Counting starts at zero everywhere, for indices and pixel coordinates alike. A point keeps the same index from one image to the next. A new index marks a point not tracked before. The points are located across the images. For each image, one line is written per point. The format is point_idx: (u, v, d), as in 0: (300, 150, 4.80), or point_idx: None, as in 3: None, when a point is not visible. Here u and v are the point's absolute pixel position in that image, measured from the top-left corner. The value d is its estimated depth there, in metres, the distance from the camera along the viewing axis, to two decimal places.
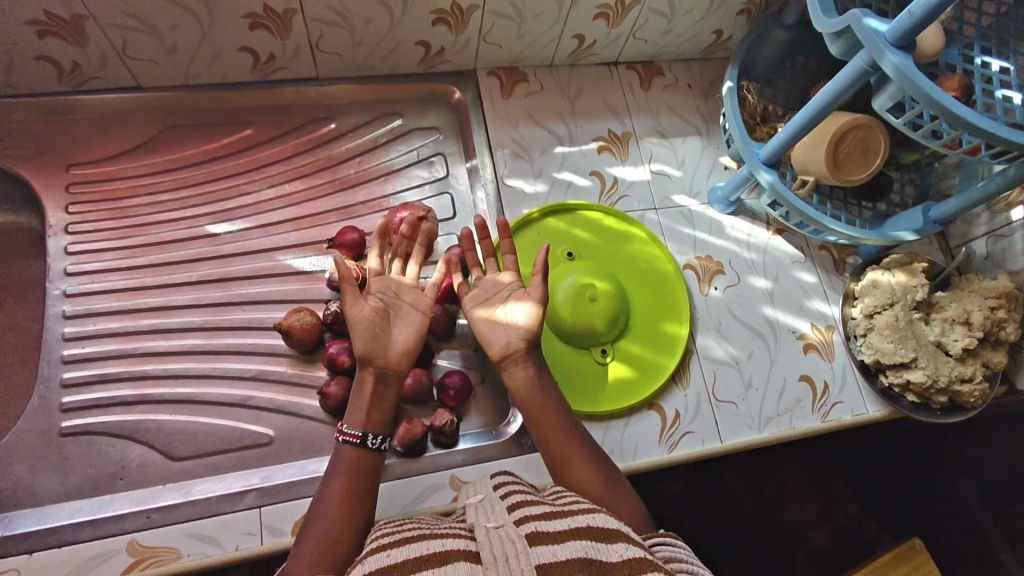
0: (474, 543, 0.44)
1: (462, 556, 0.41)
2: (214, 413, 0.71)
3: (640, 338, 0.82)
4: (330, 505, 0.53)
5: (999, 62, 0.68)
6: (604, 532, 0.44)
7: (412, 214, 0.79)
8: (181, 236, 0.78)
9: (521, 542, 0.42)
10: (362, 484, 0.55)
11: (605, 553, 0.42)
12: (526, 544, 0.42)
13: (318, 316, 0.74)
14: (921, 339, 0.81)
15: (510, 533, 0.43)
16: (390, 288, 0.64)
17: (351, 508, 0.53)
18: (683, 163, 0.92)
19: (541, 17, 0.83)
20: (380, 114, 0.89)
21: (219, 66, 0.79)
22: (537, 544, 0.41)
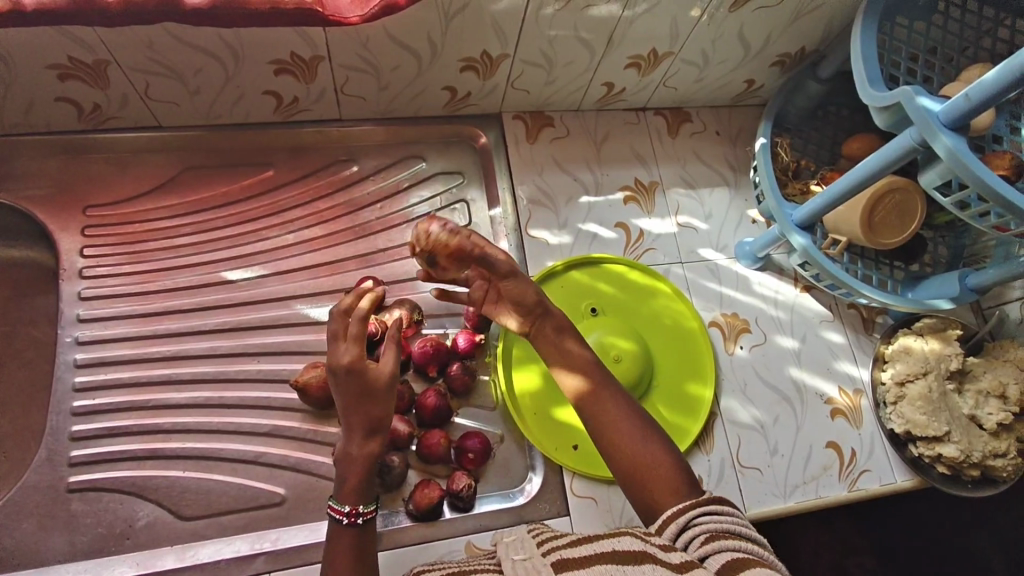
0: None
1: None
2: (225, 470, 0.69)
3: (663, 399, 0.80)
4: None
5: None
6: (629, 556, 0.46)
7: None
8: (197, 282, 0.77)
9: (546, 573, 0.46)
10: (364, 555, 0.54)
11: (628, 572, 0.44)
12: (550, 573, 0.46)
13: None
14: (955, 412, 0.78)
15: (536, 565, 0.47)
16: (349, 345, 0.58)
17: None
18: (709, 216, 0.91)
19: (571, 66, 0.81)
20: (403, 157, 0.87)
21: (242, 107, 0.77)
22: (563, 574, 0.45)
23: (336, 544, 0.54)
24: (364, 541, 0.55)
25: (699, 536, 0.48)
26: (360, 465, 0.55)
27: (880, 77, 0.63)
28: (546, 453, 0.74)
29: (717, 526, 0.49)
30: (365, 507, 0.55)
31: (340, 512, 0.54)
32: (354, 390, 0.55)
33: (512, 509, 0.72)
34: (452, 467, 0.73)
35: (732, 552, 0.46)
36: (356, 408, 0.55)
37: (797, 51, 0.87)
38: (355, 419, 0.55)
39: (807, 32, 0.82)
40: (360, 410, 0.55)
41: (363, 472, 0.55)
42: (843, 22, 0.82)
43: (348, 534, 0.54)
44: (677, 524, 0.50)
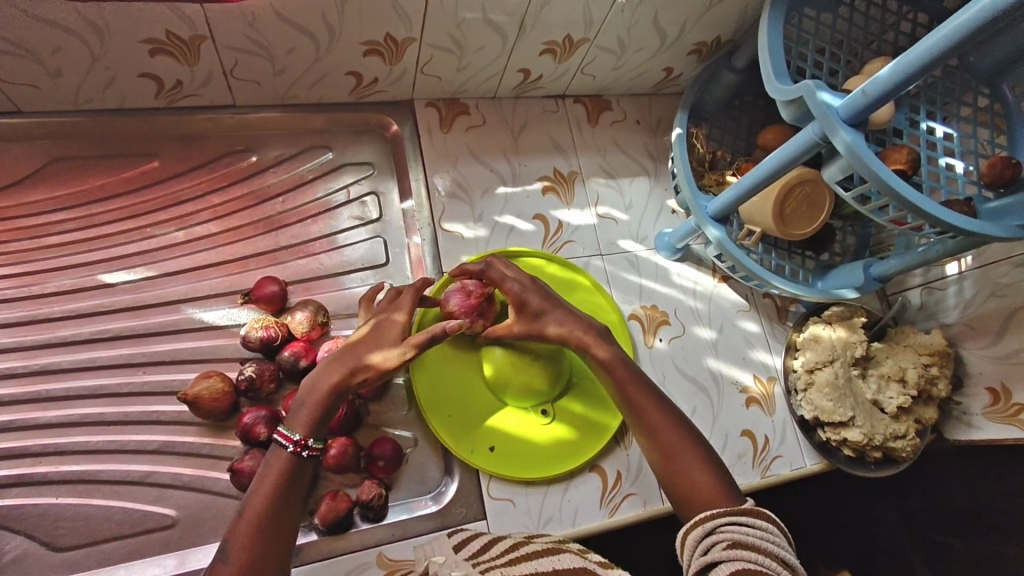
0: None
1: None
2: (107, 494, 0.63)
3: (581, 395, 0.78)
4: (261, 504, 0.55)
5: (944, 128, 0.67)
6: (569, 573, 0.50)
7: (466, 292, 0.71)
8: (72, 287, 0.69)
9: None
10: (292, 493, 0.57)
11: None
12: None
13: (230, 381, 0.67)
14: (859, 397, 0.81)
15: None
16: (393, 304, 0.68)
17: (280, 510, 0.56)
18: (630, 207, 0.90)
19: (483, 51, 0.77)
20: (308, 147, 0.81)
21: (116, 91, 0.69)
22: None
23: (272, 465, 0.58)
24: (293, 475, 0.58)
25: (721, 541, 0.53)
26: (327, 406, 0.60)
27: (784, 70, 0.62)
28: (461, 456, 0.71)
29: (744, 536, 0.52)
30: (313, 443, 0.59)
31: (287, 438, 0.58)
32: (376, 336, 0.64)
33: (429, 516, 0.70)
34: (363, 476, 0.70)
35: (741, 561, 0.49)
36: (366, 351, 0.63)
37: (713, 40, 0.86)
38: (354, 360, 0.63)
39: (721, 21, 0.82)
40: (362, 356, 0.63)
41: (321, 412, 0.60)
42: (756, 12, 0.81)
43: (284, 462, 0.58)
44: (704, 527, 0.55)
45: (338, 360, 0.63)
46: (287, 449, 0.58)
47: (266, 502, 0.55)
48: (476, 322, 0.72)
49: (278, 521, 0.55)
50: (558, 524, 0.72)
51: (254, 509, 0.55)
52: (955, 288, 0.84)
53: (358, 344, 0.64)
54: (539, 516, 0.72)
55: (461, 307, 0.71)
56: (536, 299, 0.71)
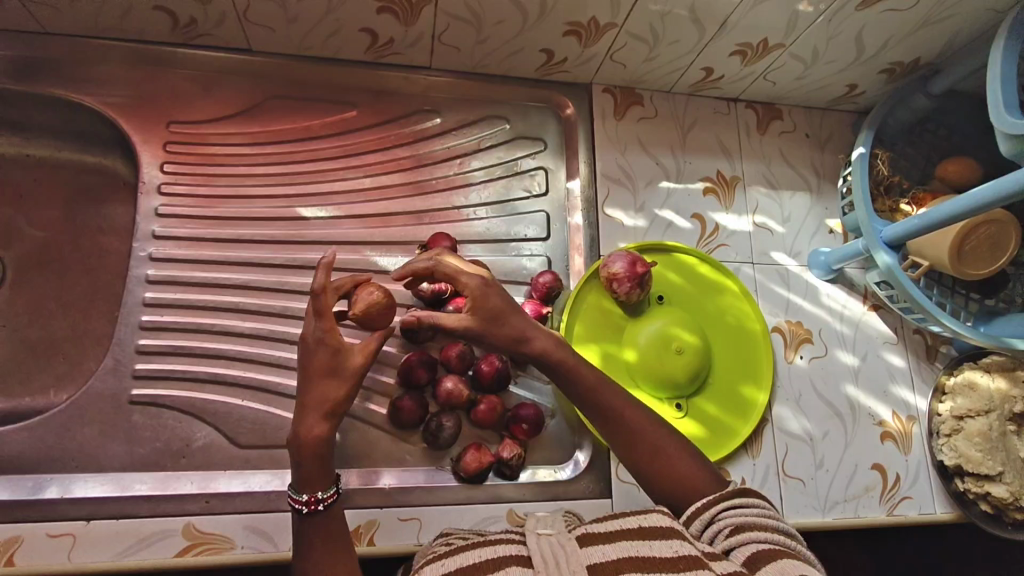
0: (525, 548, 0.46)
1: (514, 560, 0.44)
2: (282, 404, 0.69)
3: (717, 398, 0.78)
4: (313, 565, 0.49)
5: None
6: (655, 532, 0.48)
7: (554, 279, 0.77)
8: (269, 215, 0.76)
9: (571, 547, 0.46)
10: (338, 533, 0.52)
11: (655, 550, 0.46)
12: (576, 548, 0.46)
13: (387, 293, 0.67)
14: (1012, 454, 0.77)
15: (560, 539, 0.47)
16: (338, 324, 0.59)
17: (332, 554, 0.50)
18: (787, 220, 0.89)
19: (675, 45, 0.78)
20: (487, 116, 0.85)
21: (337, 42, 0.75)
22: (589, 545, 0.46)
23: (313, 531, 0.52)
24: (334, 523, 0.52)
25: (723, 529, 0.50)
26: (314, 450, 0.54)
27: (1016, 103, 0.59)
28: (595, 432, 0.73)
29: (743, 519, 0.50)
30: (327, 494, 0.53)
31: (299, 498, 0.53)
32: (319, 365, 0.56)
33: (556, 484, 0.72)
34: (501, 436, 0.73)
35: (757, 543, 0.47)
36: (318, 387, 0.56)
37: (910, 61, 0.83)
38: (310, 398, 0.55)
39: (927, 43, 0.79)
40: (319, 388, 0.56)
41: (319, 461, 0.54)
42: (968, 36, 0.78)
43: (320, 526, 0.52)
44: (703, 518, 0.51)
45: (298, 413, 0.55)
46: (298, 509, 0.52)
47: (315, 559, 0.50)
48: (632, 291, 0.75)
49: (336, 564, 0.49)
50: None
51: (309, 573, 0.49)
52: None
53: (306, 385, 0.56)
54: None
55: (625, 272, 0.74)
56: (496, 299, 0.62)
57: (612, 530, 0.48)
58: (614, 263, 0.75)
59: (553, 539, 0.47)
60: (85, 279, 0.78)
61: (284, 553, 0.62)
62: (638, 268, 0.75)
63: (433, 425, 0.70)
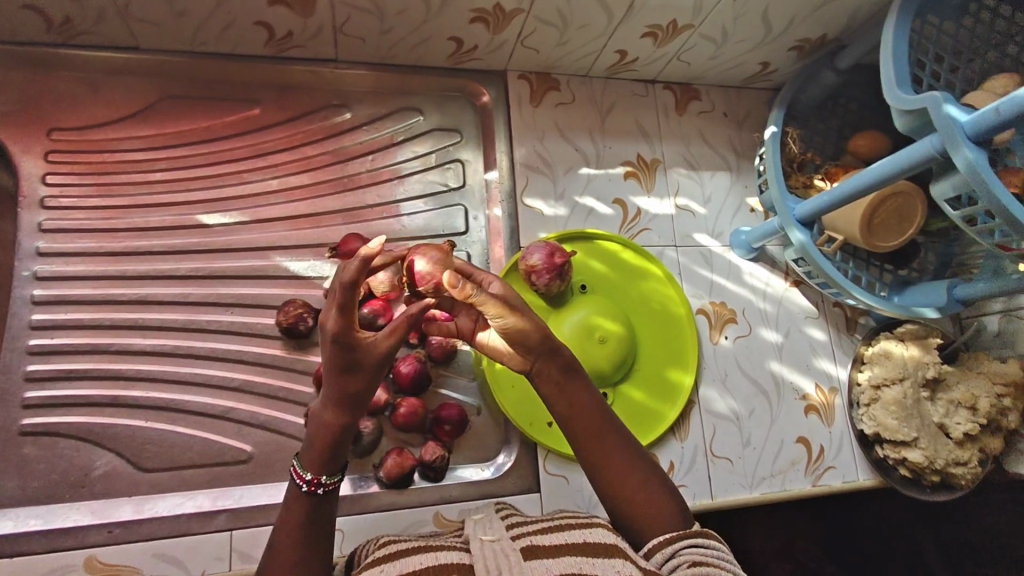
0: (468, 555, 0.47)
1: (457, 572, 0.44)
2: (190, 423, 0.66)
3: (644, 383, 0.78)
4: (285, 549, 0.47)
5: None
6: (599, 549, 0.47)
7: None
8: (168, 223, 0.71)
9: (516, 557, 0.45)
10: (321, 523, 0.48)
11: (598, 569, 0.45)
12: (519, 558, 0.45)
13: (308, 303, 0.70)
14: (925, 419, 0.80)
15: (504, 548, 0.46)
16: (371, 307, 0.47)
17: (305, 540, 0.48)
18: (708, 200, 0.89)
19: (586, 29, 0.76)
20: (399, 108, 0.82)
21: (230, 37, 0.70)
22: (533, 558, 0.46)
23: (288, 509, 0.49)
24: (322, 511, 0.49)
25: (682, 564, 0.48)
26: (329, 435, 0.48)
27: (908, 79, 0.60)
28: (521, 427, 0.72)
29: (701, 557, 0.48)
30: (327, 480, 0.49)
31: (300, 478, 0.48)
32: (332, 360, 0.45)
33: (483, 482, 0.72)
34: (426, 438, 0.72)
35: None
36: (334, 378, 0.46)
37: (819, 37, 0.83)
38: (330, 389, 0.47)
39: (833, 19, 0.79)
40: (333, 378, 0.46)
41: (327, 450, 0.48)
42: (871, 11, 0.78)
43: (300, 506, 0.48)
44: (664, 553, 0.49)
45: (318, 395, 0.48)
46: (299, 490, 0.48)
47: (284, 549, 0.47)
48: (552, 282, 0.74)
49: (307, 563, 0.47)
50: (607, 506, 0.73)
51: (278, 556, 0.47)
52: None
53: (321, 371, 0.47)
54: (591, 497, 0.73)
55: (544, 263, 0.73)
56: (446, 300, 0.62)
57: (557, 543, 0.48)
58: (535, 254, 0.74)
59: (497, 547, 0.47)
60: None
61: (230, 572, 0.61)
62: (557, 258, 0.74)
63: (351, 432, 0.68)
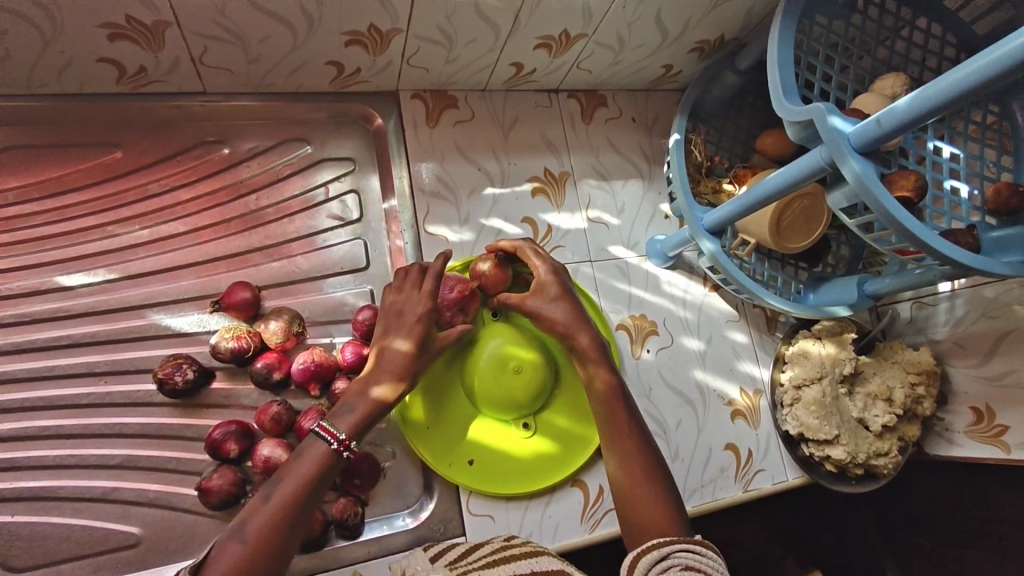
0: None
1: None
2: (66, 511, 0.60)
3: (566, 408, 0.76)
4: (262, 526, 0.50)
5: (967, 188, 0.64)
6: None
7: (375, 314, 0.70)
8: (24, 289, 0.64)
9: None
10: (300, 516, 0.52)
11: None
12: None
13: (188, 365, 0.63)
14: (845, 415, 0.80)
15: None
16: (412, 309, 0.64)
17: (282, 528, 0.51)
18: (622, 210, 0.87)
19: (474, 44, 0.72)
20: (285, 139, 0.76)
21: (74, 77, 0.63)
22: None
23: (309, 459, 0.55)
24: (327, 475, 0.55)
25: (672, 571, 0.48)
26: (369, 407, 0.59)
27: (793, 87, 0.59)
28: (439, 471, 0.69)
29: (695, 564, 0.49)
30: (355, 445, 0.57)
31: (332, 437, 0.55)
32: (405, 363, 0.61)
33: (404, 532, 0.68)
34: (337, 493, 0.67)
35: None
36: (402, 354, 0.62)
37: (716, 39, 0.81)
38: (393, 366, 0.61)
39: (727, 21, 0.77)
40: (398, 356, 0.62)
41: (367, 416, 0.58)
42: (764, 11, 0.77)
43: (319, 460, 0.55)
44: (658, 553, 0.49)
45: (376, 370, 0.61)
46: (329, 447, 0.55)
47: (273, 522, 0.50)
48: (456, 317, 0.70)
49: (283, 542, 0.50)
50: (538, 539, 0.71)
51: (256, 530, 0.50)
52: (946, 306, 0.82)
53: (388, 354, 0.62)
54: (519, 533, 0.71)
55: (445, 300, 0.69)
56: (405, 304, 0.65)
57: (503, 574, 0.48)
58: (481, 263, 0.72)
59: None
60: None
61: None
62: (456, 291, 0.69)
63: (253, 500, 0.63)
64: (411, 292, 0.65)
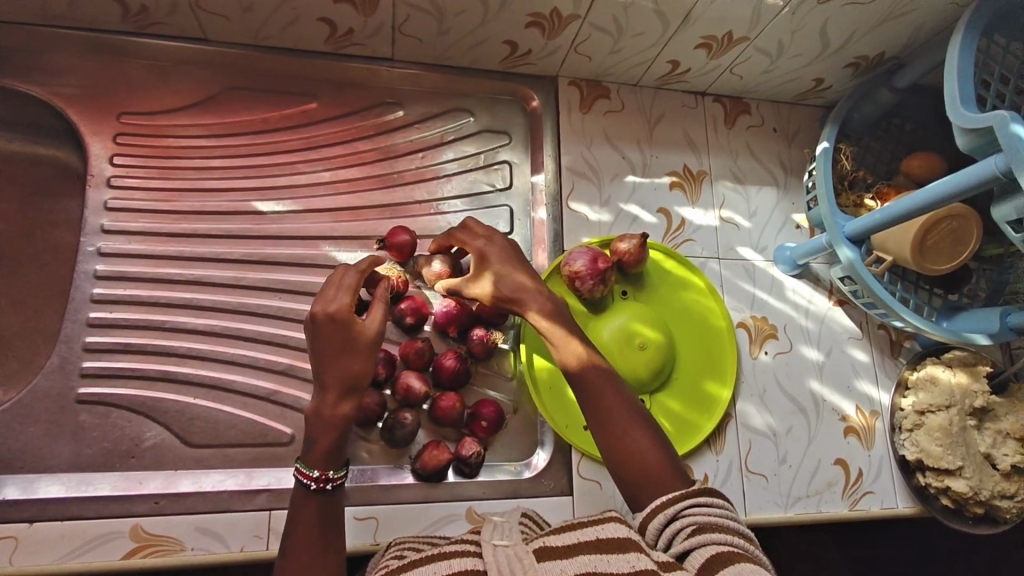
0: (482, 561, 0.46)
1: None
2: (235, 402, 0.68)
3: (680, 393, 0.78)
4: (301, 549, 0.50)
5: None
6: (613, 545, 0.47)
7: None
8: (223, 208, 0.74)
9: (529, 560, 0.45)
10: (330, 524, 0.53)
11: (612, 565, 0.44)
12: (533, 561, 0.45)
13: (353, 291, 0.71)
14: (971, 448, 0.77)
15: (519, 551, 0.46)
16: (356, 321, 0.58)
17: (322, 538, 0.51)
18: (754, 214, 0.88)
19: (640, 37, 0.77)
20: (451, 108, 0.83)
21: (294, 32, 0.73)
22: (546, 561, 0.45)
23: (303, 503, 0.53)
24: (330, 506, 0.53)
25: (685, 529, 0.48)
26: (332, 430, 0.54)
27: (972, 98, 0.60)
28: (557, 429, 0.73)
29: (708, 520, 0.48)
30: (335, 475, 0.54)
31: (307, 477, 0.53)
32: (345, 375, 0.56)
33: (516, 481, 0.72)
34: (461, 433, 0.72)
35: (717, 544, 0.45)
36: (341, 364, 0.56)
37: (876, 55, 0.82)
38: (330, 378, 0.55)
39: (893, 37, 0.78)
40: (338, 364, 0.56)
41: (334, 441, 0.54)
42: (932, 31, 0.77)
43: (310, 500, 0.53)
44: (671, 515, 0.50)
45: (321, 391, 0.56)
46: (310, 485, 0.53)
47: (305, 549, 0.50)
48: (596, 287, 0.74)
49: (322, 560, 0.50)
50: None
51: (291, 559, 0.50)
52: None
53: (323, 365, 0.56)
54: (622, 504, 0.73)
55: (587, 269, 0.74)
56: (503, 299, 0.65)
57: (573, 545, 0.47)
58: (622, 242, 0.77)
59: (510, 552, 0.46)
60: (36, 276, 0.75)
61: (266, 550, 0.62)
62: (600, 262, 0.74)
63: (390, 422, 0.69)
64: (325, 297, 0.59)
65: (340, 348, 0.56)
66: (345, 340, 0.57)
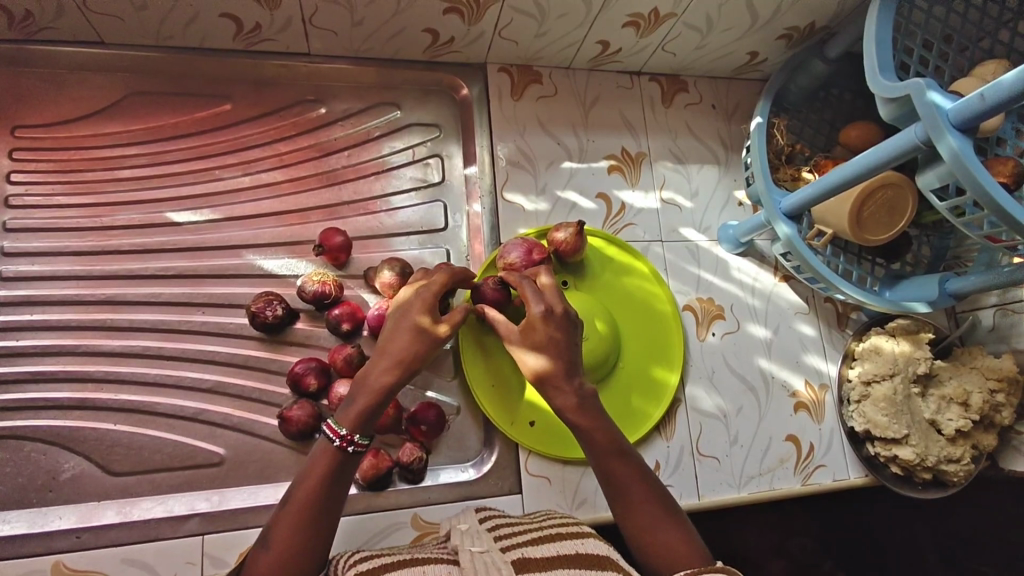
0: (456, 570, 0.46)
1: None
2: (160, 425, 0.65)
3: (627, 381, 0.77)
4: (287, 519, 0.49)
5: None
6: (588, 561, 0.46)
7: None
8: (137, 222, 0.70)
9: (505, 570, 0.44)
10: (340, 481, 0.52)
11: None
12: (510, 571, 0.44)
13: (282, 300, 0.68)
14: (916, 415, 0.78)
15: (494, 561, 0.46)
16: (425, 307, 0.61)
17: (315, 517, 0.50)
18: (695, 194, 0.87)
19: (565, 19, 0.74)
20: (377, 102, 0.80)
21: (196, 30, 0.69)
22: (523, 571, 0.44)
23: (317, 459, 0.52)
24: (344, 469, 0.52)
25: None
26: (371, 396, 0.55)
27: (891, 66, 0.59)
28: (501, 427, 0.71)
29: None
30: (359, 438, 0.53)
31: (335, 433, 0.52)
32: (407, 351, 0.58)
33: (464, 484, 0.70)
34: (403, 438, 0.71)
35: None
36: (405, 340, 0.58)
37: (807, 25, 0.81)
38: (394, 348, 0.58)
39: (821, 6, 0.77)
40: (404, 341, 0.58)
41: (369, 408, 0.55)
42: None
43: (328, 460, 0.52)
44: None
45: (376, 358, 0.58)
46: (331, 443, 0.52)
47: (292, 521, 0.49)
48: None
49: (305, 533, 0.49)
50: (592, 506, 0.71)
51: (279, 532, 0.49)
52: None
53: (393, 336, 0.59)
54: (573, 497, 0.71)
55: (521, 261, 0.71)
56: (543, 332, 0.62)
57: (549, 554, 0.47)
58: (559, 232, 0.75)
59: (486, 562, 0.46)
60: None
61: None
62: (534, 254, 0.71)
63: None
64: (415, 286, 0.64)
65: (406, 325, 0.59)
66: (417, 321, 0.60)
